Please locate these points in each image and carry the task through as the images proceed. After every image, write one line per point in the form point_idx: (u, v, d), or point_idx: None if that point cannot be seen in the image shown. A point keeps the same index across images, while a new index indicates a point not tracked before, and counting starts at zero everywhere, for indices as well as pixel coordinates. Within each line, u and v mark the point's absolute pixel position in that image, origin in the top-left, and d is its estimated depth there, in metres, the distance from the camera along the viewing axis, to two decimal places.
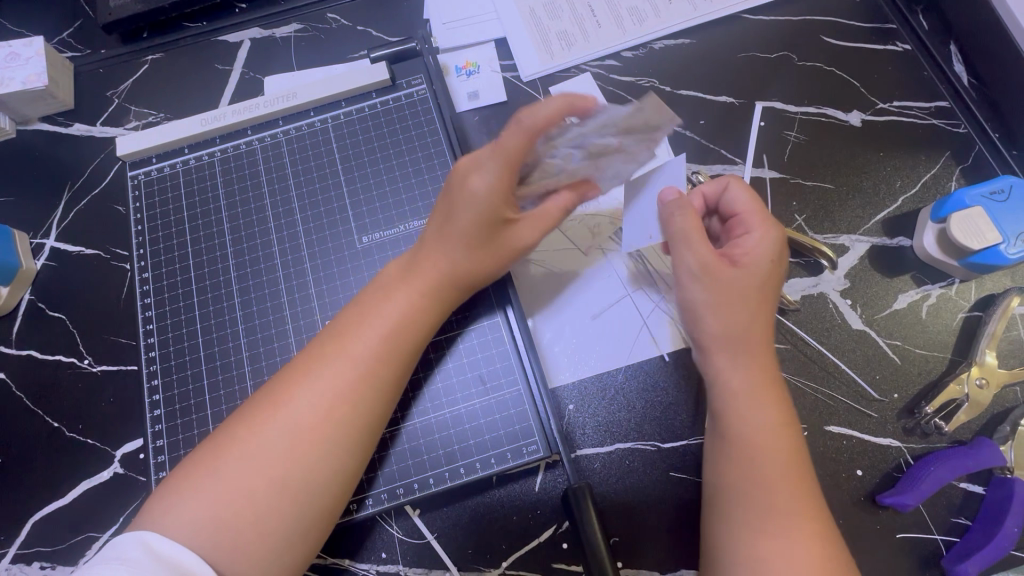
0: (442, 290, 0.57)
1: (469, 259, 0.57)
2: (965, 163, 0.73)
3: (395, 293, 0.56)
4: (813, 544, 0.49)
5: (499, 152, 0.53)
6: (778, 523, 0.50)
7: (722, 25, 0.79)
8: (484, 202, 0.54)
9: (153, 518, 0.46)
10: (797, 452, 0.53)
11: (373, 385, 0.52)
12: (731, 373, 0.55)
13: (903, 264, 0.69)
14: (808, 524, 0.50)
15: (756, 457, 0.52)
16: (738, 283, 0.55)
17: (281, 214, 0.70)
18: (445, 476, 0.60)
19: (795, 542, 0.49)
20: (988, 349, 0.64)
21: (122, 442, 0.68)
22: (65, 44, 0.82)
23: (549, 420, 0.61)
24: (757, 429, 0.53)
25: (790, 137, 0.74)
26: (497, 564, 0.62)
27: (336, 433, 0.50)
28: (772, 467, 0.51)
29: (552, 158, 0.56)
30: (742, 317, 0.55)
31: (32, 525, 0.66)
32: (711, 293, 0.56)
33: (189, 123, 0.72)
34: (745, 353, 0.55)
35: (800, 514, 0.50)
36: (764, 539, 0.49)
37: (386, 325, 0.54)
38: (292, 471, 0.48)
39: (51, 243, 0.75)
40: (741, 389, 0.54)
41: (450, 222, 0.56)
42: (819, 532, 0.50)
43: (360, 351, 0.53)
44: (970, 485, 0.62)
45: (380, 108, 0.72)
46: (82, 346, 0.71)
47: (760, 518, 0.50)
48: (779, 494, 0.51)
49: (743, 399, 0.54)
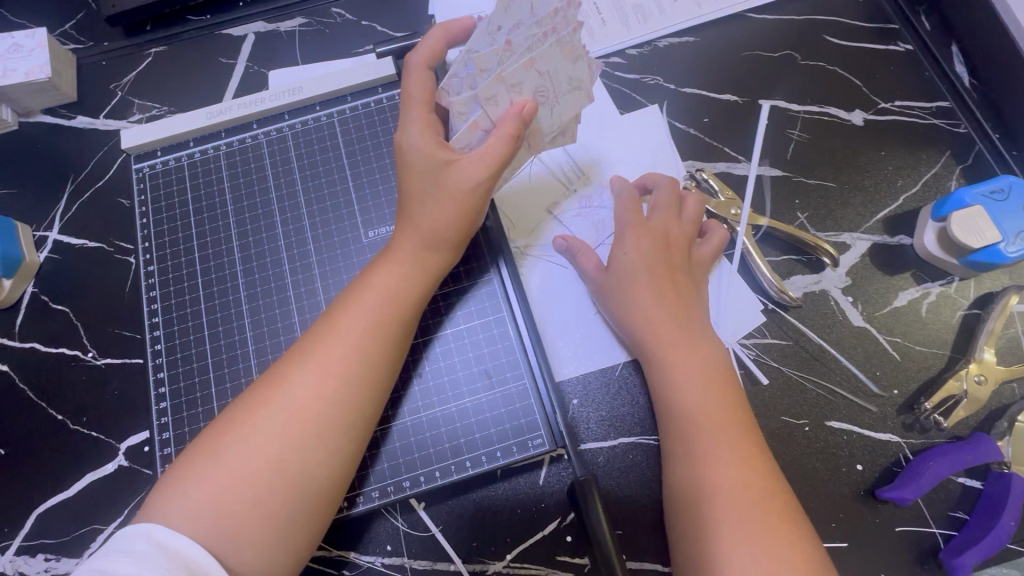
0: (427, 262, 0.57)
1: (438, 218, 0.55)
2: (965, 163, 0.73)
3: (381, 270, 0.56)
4: (764, 510, 0.51)
5: (419, 101, 0.57)
6: (721, 487, 0.53)
7: (725, 23, 0.80)
8: (421, 155, 0.55)
9: (160, 509, 0.47)
10: (729, 419, 0.56)
11: (363, 359, 0.52)
12: (648, 353, 0.61)
13: (904, 262, 0.70)
14: (750, 488, 0.52)
15: (687, 427, 0.57)
16: (626, 279, 0.64)
17: (287, 208, 0.70)
18: (451, 470, 0.60)
19: (739, 505, 0.51)
20: (986, 346, 0.65)
21: (127, 435, 0.68)
22: (68, 36, 0.81)
23: (554, 414, 0.62)
24: (682, 402, 0.58)
25: (793, 135, 0.75)
26: (502, 557, 0.62)
27: (328, 412, 0.51)
28: (701, 434, 0.56)
29: (457, 95, 0.55)
30: (645, 305, 0.62)
31: (36, 517, 0.66)
32: (603, 292, 0.65)
33: (194, 117, 0.72)
34: (659, 328, 0.61)
35: (741, 479, 0.53)
36: (710, 506, 0.52)
37: (372, 301, 0.55)
38: (290, 454, 0.49)
39: (54, 235, 0.75)
40: (682, 365, 0.59)
41: (408, 188, 0.56)
42: (773, 500, 0.52)
43: (350, 329, 0.53)
44: (968, 479, 0.63)
45: (385, 103, 0.72)
46: (86, 338, 0.71)
47: (705, 486, 0.53)
48: (714, 458, 0.54)
49: (659, 375, 0.60)
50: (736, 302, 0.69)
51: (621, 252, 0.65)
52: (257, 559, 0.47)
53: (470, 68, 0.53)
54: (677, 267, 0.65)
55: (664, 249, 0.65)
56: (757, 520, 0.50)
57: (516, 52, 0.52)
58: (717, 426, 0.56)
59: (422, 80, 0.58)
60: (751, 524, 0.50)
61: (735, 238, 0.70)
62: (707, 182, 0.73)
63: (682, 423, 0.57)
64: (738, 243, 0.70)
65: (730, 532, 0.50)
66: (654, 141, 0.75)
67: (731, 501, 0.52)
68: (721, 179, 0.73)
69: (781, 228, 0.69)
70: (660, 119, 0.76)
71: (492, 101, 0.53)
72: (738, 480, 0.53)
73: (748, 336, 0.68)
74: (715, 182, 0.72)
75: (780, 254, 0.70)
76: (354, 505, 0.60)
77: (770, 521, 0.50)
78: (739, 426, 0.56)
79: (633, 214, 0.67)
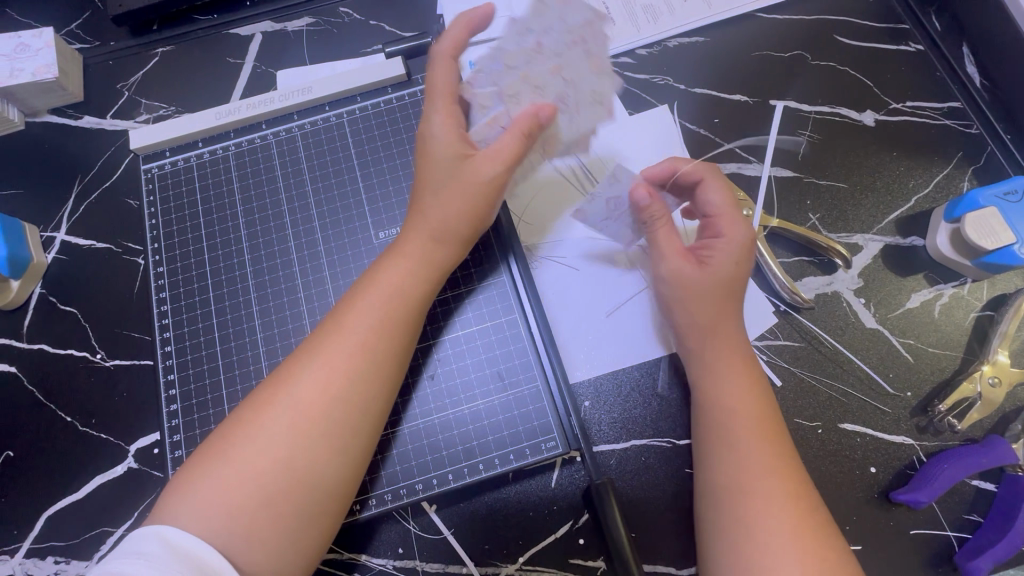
0: (434, 254, 0.56)
1: (450, 213, 0.55)
2: (977, 164, 0.73)
3: (387, 264, 0.56)
4: (794, 506, 0.51)
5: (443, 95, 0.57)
6: (751, 482, 0.52)
7: (736, 23, 0.79)
8: (450, 149, 0.55)
9: (171, 509, 0.46)
10: (769, 415, 0.56)
11: (370, 358, 0.52)
12: (701, 346, 0.60)
13: (916, 263, 0.70)
14: (786, 484, 0.52)
15: (726, 421, 0.56)
16: (717, 275, 0.60)
17: (297, 209, 0.69)
18: (464, 472, 0.60)
19: (774, 501, 0.51)
20: (1000, 348, 0.64)
21: (136, 437, 0.67)
22: (74, 36, 0.81)
23: (567, 416, 0.61)
24: (724, 397, 0.57)
25: (804, 135, 0.75)
26: (514, 560, 0.62)
27: (335, 409, 0.50)
28: (745, 429, 0.55)
29: (481, 89, 0.59)
30: (719, 301, 0.60)
31: (46, 519, 0.65)
32: (685, 280, 0.60)
33: (203, 117, 0.71)
34: (707, 343, 0.60)
35: (780, 476, 0.53)
36: (747, 501, 0.52)
37: (378, 295, 0.54)
38: (297, 453, 0.48)
39: (62, 236, 0.75)
40: (728, 381, 0.58)
41: (423, 182, 0.57)
42: (801, 495, 0.52)
43: (354, 323, 0.52)
44: (982, 482, 0.62)
45: (395, 103, 0.72)
46: (94, 340, 0.71)
47: (734, 481, 0.53)
48: (755, 453, 0.54)
49: (710, 366, 0.59)
50: (748, 304, 0.68)
51: (717, 247, 0.60)
52: (268, 560, 0.46)
53: (497, 64, 0.59)
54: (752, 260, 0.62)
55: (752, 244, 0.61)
56: (792, 516, 0.50)
57: (546, 55, 0.58)
58: (760, 421, 0.55)
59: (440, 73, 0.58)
60: (787, 520, 0.50)
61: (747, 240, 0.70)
62: None
63: (723, 415, 0.56)
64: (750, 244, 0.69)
65: (765, 528, 0.50)
66: (665, 141, 0.75)
67: (768, 496, 0.51)
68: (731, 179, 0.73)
69: (793, 230, 0.68)
70: (670, 120, 0.76)
71: (514, 98, 0.59)
72: (770, 474, 0.52)
73: (761, 337, 0.67)
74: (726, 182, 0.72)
75: (792, 256, 0.70)
76: (365, 509, 0.59)
77: (801, 518, 0.51)
78: (775, 421, 0.56)
79: (731, 202, 0.61)
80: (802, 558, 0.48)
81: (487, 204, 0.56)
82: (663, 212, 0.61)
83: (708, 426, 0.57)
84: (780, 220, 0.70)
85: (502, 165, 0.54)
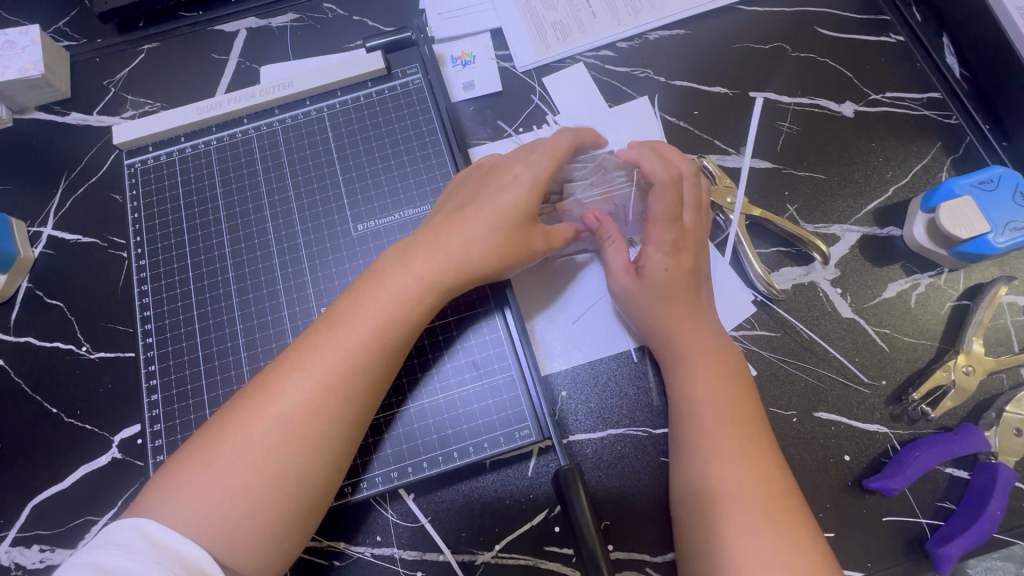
0: (443, 277, 0.56)
1: (470, 247, 0.57)
2: (956, 154, 0.73)
3: (390, 279, 0.55)
4: (766, 488, 0.52)
5: (552, 147, 0.61)
6: (723, 467, 0.53)
7: (716, 16, 0.80)
8: (525, 199, 0.58)
9: (151, 508, 0.47)
10: (745, 404, 0.57)
11: (363, 375, 0.52)
12: (668, 342, 0.60)
13: (893, 253, 0.70)
14: (757, 468, 0.53)
15: (696, 410, 0.57)
16: (659, 285, 0.61)
17: (277, 202, 0.70)
18: (439, 460, 0.61)
19: (746, 485, 0.52)
20: (975, 337, 0.64)
21: (121, 427, 0.69)
22: (62, 33, 0.82)
23: (542, 406, 0.62)
24: (694, 387, 0.58)
25: (784, 127, 0.75)
26: (490, 547, 0.63)
27: (325, 425, 0.50)
28: (720, 425, 0.55)
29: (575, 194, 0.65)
30: (676, 308, 0.60)
31: (32, 508, 0.66)
32: (631, 293, 0.62)
33: (186, 112, 0.72)
34: (688, 362, 0.59)
35: (755, 461, 0.53)
36: (720, 486, 0.52)
37: (381, 315, 0.54)
38: (286, 466, 0.49)
39: (49, 231, 0.76)
40: (710, 396, 0.57)
41: (461, 214, 0.58)
42: (775, 479, 0.52)
43: (352, 341, 0.52)
44: (955, 469, 0.63)
45: (375, 97, 0.73)
46: (80, 333, 0.72)
47: (708, 468, 0.54)
48: (728, 439, 0.54)
49: (680, 363, 0.60)
50: (725, 295, 0.69)
51: (654, 258, 0.61)
52: (252, 561, 0.47)
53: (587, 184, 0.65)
54: (701, 270, 0.63)
55: (692, 251, 0.62)
56: (765, 500, 0.51)
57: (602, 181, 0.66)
58: (733, 408, 0.56)
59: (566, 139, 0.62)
60: (759, 502, 0.51)
61: (727, 229, 0.70)
62: (705, 169, 0.72)
63: (694, 404, 0.57)
64: (730, 234, 0.69)
65: (736, 511, 0.51)
66: (643, 134, 0.75)
67: (740, 482, 0.52)
68: (718, 166, 0.73)
69: (772, 220, 0.68)
70: (650, 112, 0.76)
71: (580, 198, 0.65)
72: (741, 460, 0.53)
73: (737, 327, 0.68)
74: (714, 167, 0.71)
75: (770, 246, 0.70)
76: (358, 490, 0.60)
77: (773, 500, 0.51)
78: (748, 408, 0.57)
79: (670, 214, 0.61)
80: (777, 550, 0.48)
81: (523, 252, 0.59)
82: (614, 232, 0.63)
83: (680, 416, 0.58)
84: (763, 210, 0.70)
85: (552, 245, 0.61)
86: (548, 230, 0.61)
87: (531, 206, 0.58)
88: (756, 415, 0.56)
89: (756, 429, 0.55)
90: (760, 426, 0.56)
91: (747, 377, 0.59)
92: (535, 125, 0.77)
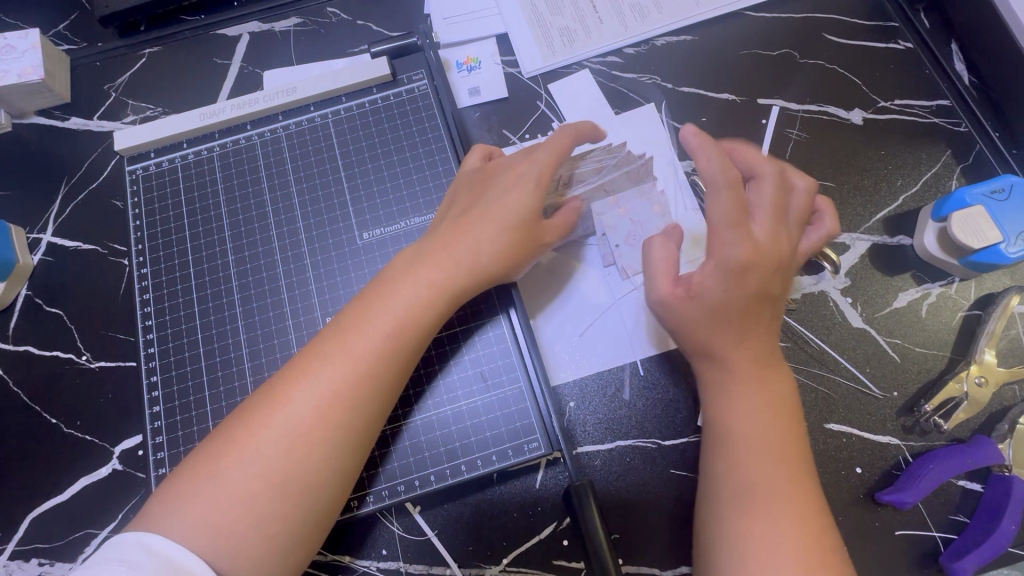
0: (453, 282, 0.55)
1: (478, 249, 0.56)
2: (966, 163, 0.73)
3: (400, 286, 0.54)
4: (800, 525, 0.49)
5: (555, 142, 0.59)
6: (760, 501, 0.50)
7: (723, 22, 0.79)
8: (526, 196, 0.58)
9: (156, 519, 0.46)
10: (788, 439, 0.53)
11: (374, 384, 0.51)
12: (712, 366, 0.56)
13: (903, 262, 0.69)
14: (792, 506, 0.50)
15: (732, 442, 0.54)
16: (711, 306, 0.55)
17: (282, 210, 0.69)
18: (447, 473, 0.60)
19: (777, 519, 0.49)
20: (986, 348, 0.64)
21: (121, 439, 0.67)
22: (61, 37, 0.81)
23: (550, 418, 0.61)
24: (736, 419, 0.54)
25: (792, 134, 0.74)
26: (498, 561, 0.62)
27: (334, 433, 0.49)
28: (761, 464, 0.52)
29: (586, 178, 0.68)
30: (731, 330, 0.55)
31: (30, 521, 0.65)
32: (674, 305, 0.58)
33: (188, 117, 0.71)
34: (736, 389, 0.55)
35: (792, 500, 0.50)
36: (751, 520, 0.50)
37: (391, 321, 0.53)
38: (293, 477, 0.48)
39: (48, 238, 0.74)
40: (754, 431, 0.53)
41: (468, 216, 0.58)
42: (811, 518, 0.50)
43: (362, 348, 0.51)
44: (968, 482, 0.62)
45: (381, 103, 0.72)
46: (80, 342, 0.71)
47: (743, 506, 0.51)
48: (767, 475, 0.51)
49: (724, 388, 0.56)
50: None
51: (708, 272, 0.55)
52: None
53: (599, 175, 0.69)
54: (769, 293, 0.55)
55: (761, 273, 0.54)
56: (796, 541, 0.48)
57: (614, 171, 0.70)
58: (774, 444, 0.53)
59: (568, 137, 0.60)
60: (793, 544, 0.48)
61: None
62: None
63: (737, 432, 0.54)
64: None
65: (766, 551, 0.48)
66: (652, 140, 0.75)
67: (778, 521, 0.49)
68: None
69: None
70: (656, 118, 0.75)
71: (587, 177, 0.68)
72: (777, 499, 0.50)
73: None
74: None
75: None
76: (364, 504, 0.59)
77: (804, 541, 0.48)
78: (790, 437, 0.53)
79: (734, 217, 0.53)
80: None
81: (529, 250, 0.59)
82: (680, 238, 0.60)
83: (719, 441, 0.55)
84: None
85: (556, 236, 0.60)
86: (552, 223, 0.61)
87: (535, 203, 0.58)
88: (799, 451, 0.53)
89: (798, 467, 0.52)
90: (801, 462, 0.52)
91: (796, 408, 0.55)
92: (541, 132, 0.76)
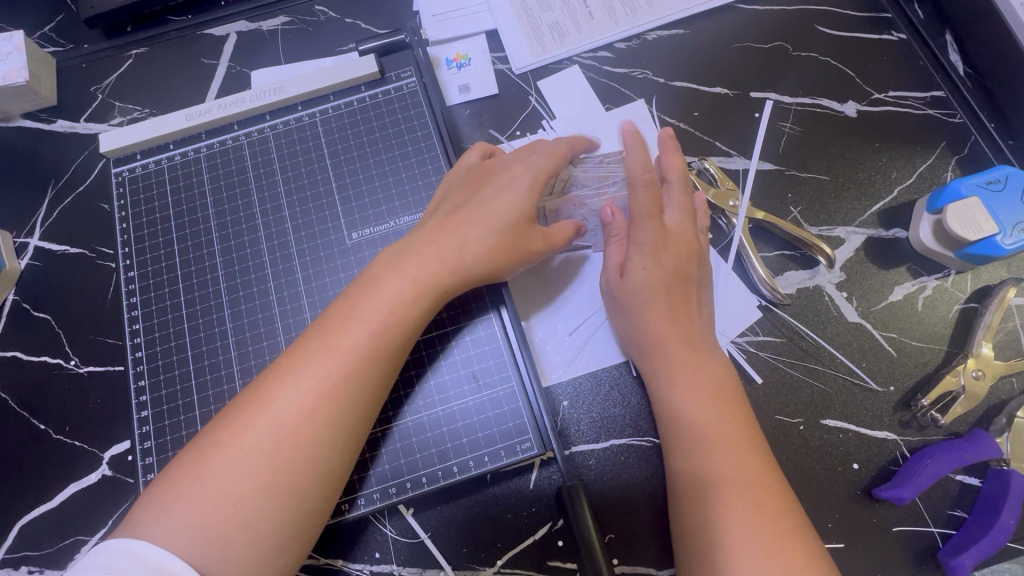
0: (440, 280, 0.55)
1: (466, 248, 0.56)
2: (961, 154, 0.72)
3: (385, 284, 0.53)
4: (757, 509, 0.50)
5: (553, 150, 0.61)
6: (719, 485, 0.52)
7: (715, 16, 0.78)
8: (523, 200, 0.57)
9: (142, 526, 0.45)
10: (734, 421, 0.55)
11: (360, 383, 0.50)
12: (656, 352, 0.59)
13: (899, 256, 0.69)
14: (749, 486, 0.51)
15: (687, 425, 0.55)
16: (640, 294, 0.60)
17: (270, 211, 0.68)
18: (439, 475, 0.59)
19: (737, 503, 0.50)
20: (984, 341, 0.63)
21: (111, 444, 0.67)
22: (47, 38, 0.80)
23: (543, 417, 0.60)
24: (681, 405, 0.56)
25: (785, 128, 0.74)
26: (492, 563, 0.61)
27: (320, 434, 0.49)
28: (710, 447, 0.54)
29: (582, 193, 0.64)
30: (661, 313, 0.59)
31: (19, 528, 0.65)
32: (624, 291, 0.61)
33: (175, 118, 0.70)
34: (673, 375, 0.58)
35: (748, 483, 0.51)
36: (715, 507, 0.51)
37: (377, 321, 0.52)
38: (280, 480, 0.47)
39: (35, 242, 0.74)
40: (696, 415, 0.55)
41: (458, 213, 0.57)
42: (768, 503, 0.50)
43: (347, 347, 0.51)
44: (966, 477, 0.62)
45: (369, 102, 0.71)
46: (68, 347, 0.70)
47: (706, 488, 0.52)
48: (717, 458, 0.53)
49: (661, 374, 0.59)
50: (729, 300, 0.67)
51: (637, 260, 0.60)
52: None
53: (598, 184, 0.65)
54: (692, 277, 0.61)
55: (675, 254, 0.60)
56: (757, 521, 0.49)
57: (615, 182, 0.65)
58: (721, 425, 0.54)
59: (566, 145, 0.61)
60: (755, 524, 0.49)
61: (730, 233, 0.69)
62: (707, 172, 0.71)
63: (682, 419, 0.56)
64: (735, 239, 0.68)
65: (734, 534, 0.49)
66: (643, 136, 0.74)
67: (738, 502, 0.50)
68: (720, 169, 0.71)
69: (779, 224, 0.67)
70: (648, 114, 0.75)
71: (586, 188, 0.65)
72: (734, 480, 0.51)
73: (741, 334, 0.67)
74: (715, 170, 0.70)
75: (773, 250, 0.69)
76: (355, 507, 0.59)
77: (766, 520, 0.49)
78: (738, 418, 0.55)
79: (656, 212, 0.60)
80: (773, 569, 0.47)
81: (522, 254, 0.58)
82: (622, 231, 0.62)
83: (671, 429, 0.57)
84: (767, 214, 0.68)
85: (550, 239, 0.59)
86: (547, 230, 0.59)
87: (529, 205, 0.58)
88: (748, 431, 0.55)
89: (747, 446, 0.54)
90: (750, 442, 0.54)
91: (735, 389, 0.58)
92: (531, 130, 0.75)
